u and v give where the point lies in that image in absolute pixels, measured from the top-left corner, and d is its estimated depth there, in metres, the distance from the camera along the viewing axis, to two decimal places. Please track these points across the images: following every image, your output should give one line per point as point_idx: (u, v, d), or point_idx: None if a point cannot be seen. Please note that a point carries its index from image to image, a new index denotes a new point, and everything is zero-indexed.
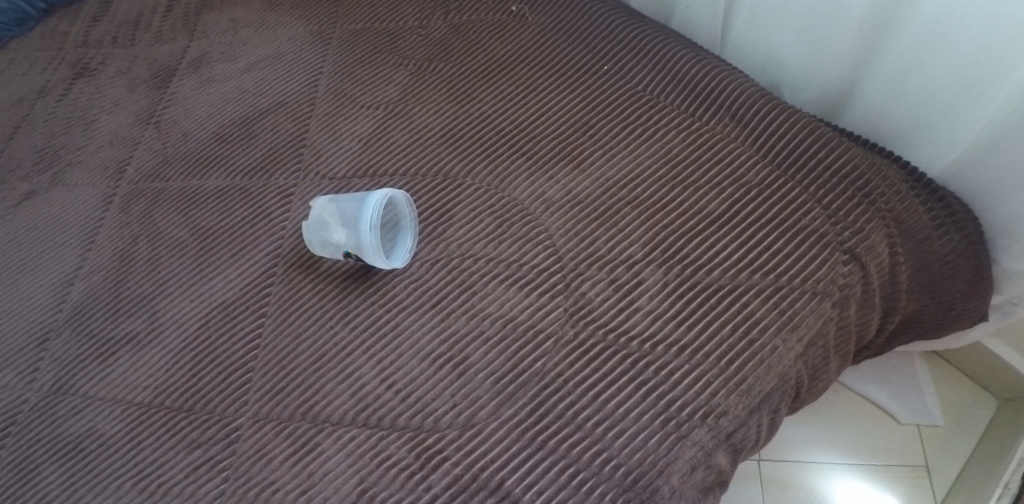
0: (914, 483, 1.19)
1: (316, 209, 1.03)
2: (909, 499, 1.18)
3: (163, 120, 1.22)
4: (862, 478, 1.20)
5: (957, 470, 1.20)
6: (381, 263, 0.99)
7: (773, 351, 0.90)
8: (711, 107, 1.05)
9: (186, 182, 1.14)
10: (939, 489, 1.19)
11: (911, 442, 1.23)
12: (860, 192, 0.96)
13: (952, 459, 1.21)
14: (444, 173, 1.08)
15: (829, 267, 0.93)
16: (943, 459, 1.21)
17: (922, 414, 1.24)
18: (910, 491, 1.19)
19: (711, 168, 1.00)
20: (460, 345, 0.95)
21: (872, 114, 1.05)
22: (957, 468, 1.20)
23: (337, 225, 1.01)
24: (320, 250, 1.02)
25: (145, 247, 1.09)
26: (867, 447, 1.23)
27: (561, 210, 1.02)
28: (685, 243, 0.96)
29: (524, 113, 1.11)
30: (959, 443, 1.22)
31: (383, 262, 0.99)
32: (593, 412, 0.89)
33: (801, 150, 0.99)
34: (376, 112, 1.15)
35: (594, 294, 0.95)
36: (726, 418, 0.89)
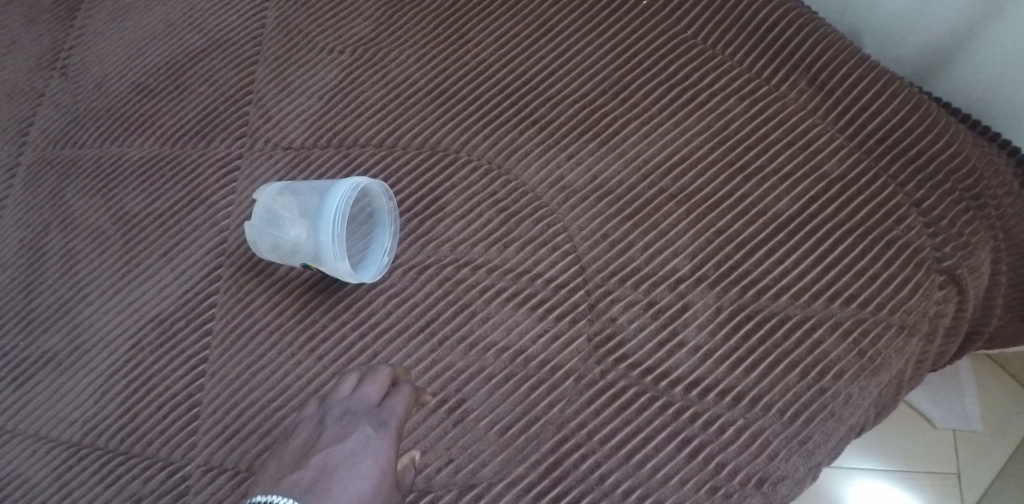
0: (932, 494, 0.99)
1: (265, 204, 0.81)
2: None
3: (72, 63, 0.96)
4: (879, 483, 1.00)
5: (989, 481, 0.98)
6: (349, 278, 0.78)
7: (847, 401, 0.73)
8: (784, 65, 0.82)
9: (102, 150, 0.90)
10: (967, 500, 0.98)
11: (934, 443, 1.00)
12: (967, 194, 0.76)
13: (986, 465, 0.99)
14: (431, 145, 0.85)
15: (922, 294, 0.74)
16: (975, 464, 0.99)
17: (958, 414, 1.00)
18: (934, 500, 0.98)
19: (781, 153, 0.80)
20: (456, 384, 0.76)
21: (980, 82, 0.82)
22: (990, 478, 0.98)
23: (292, 224, 0.79)
24: (274, 257, 0.81)
25: (57, 239, 0.88)
26: (879, 448, 1.01)
27: (584, 201, 0.81)
28: (744, 258, 0.77)
29: (535, 63, 0.87)
30: (995, 448, 0.99)
31: (349, 275, 0.77)
32: (622, 476, 0.72)
33: (896, 134, 0.78)
34: (342, 57, 0.90)
35: (627, 320, 0.76)
36: (784, 485, 0.72)
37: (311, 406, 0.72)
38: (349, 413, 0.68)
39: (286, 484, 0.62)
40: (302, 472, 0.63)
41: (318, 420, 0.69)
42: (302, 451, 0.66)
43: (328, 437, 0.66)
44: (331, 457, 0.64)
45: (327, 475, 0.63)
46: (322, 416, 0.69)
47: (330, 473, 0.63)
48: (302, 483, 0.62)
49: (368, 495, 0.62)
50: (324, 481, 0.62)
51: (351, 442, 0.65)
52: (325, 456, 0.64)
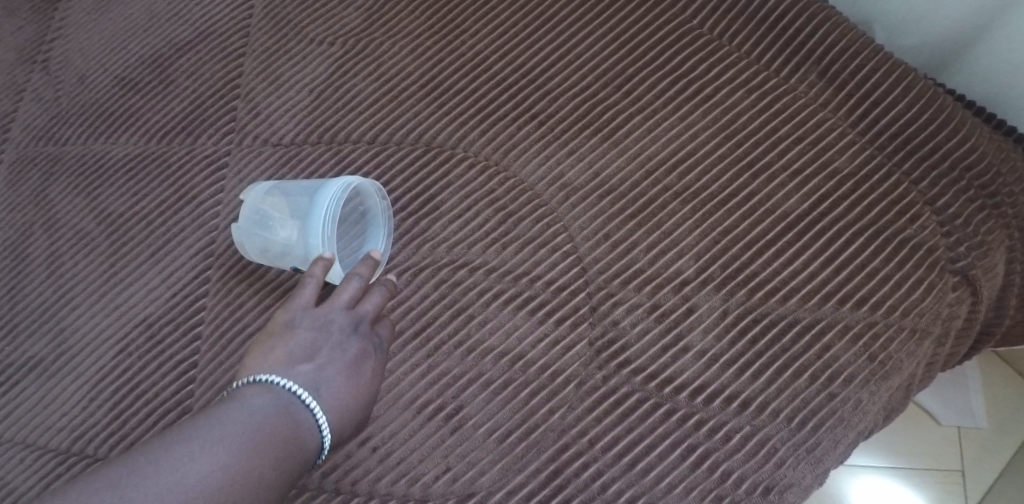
0: (936, 492, 0.96)
1: (252, 205, 0.78)
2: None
3: (53, 57, 0.93)
4: (880, 479, 0.97)
5: (994, 479, 0.96)
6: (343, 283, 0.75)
7: (857, 407, 0.71)
8: (794, 56, 0.79)
9: (86, 147, 0.88)
10: (969, 497, 0.96)
11: (936, 441, 0.98)
12: (983, 191, 0.74)
13: (990, 463, 0.96)
14: (426, 141, 0.82)
15: (936, 296, 0.72)
16: (979, 461, 0.97)
17: (962, 411, 0.98)
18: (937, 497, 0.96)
19: (790, 148, 0.77)
20: (454, 390, 0.74)
21: (995, 74, 0.79)
22: (995, 476, 0.96)
23: (281, 224, 0.77)
24: (263, 260, 0.78)
25: (41, 240, 0.85)
26: (880, 445, 0.98)
27: (585, 200, 0.78)
28: (752, 258, 0.74)
29: (533, 54, 0.83)
30: (999, 445, 0.97)
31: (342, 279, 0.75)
32: (625, 484, 0.70)
33: (911, 129, 0.75)
34: (333, 48, 0.87)
35: (630, 323, 0.74)
36: (791, 493, 0.70)
37: (307, 288, 0.71)
38: (351, 326, 0.70)
39: (289, 374, 0.66)
40: (302, 365, 0.67)
41: (316, 315, 0.70)
42: (305, 348, 0.68)
43: (327, 340, 0.69)
44: (329, 363, 0.68)
45: (325, 384, 0.67)
46: (325, 315, 0.70)
47: (328, 378, 0.67)
48: (307, 378, 0.66)
49: (355, 406, 0.68)
50: (321, 384, 0.66)
51: (349, 355, 0.69)
52: (324, 359, 0.68)
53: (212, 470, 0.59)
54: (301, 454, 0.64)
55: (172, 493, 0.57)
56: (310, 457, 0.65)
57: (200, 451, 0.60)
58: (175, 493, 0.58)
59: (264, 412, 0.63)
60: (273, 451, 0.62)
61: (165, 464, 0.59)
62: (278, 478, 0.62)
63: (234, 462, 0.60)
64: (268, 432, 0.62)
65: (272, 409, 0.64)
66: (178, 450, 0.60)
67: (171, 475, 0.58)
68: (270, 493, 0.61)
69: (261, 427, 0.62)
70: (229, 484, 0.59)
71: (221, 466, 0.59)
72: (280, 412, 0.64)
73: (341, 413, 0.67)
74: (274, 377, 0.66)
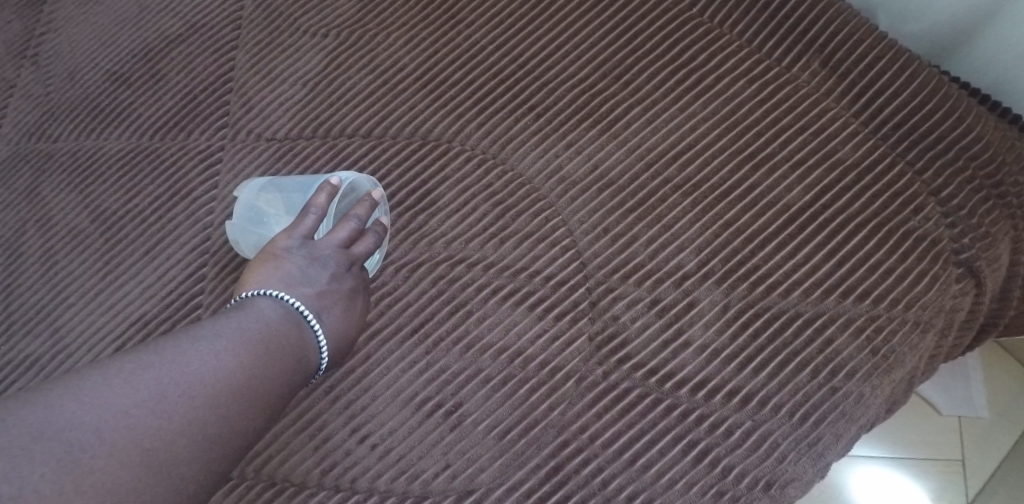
0: (937, 481, 0.96)
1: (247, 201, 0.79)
2: (934, 494, 0.95)
3: (43, 52, 0.92)
4: (881, 468, 0.97)
5: (994, 467, 0.96)
6: None
7: (859, 401, 0.70)
8: (797, 45, 0.77)
9: (79, 143, 0.87)
10: (970, 486, 0.95)
11: (938, 432, 0.98)
12: (988, 181, 0.73)
13: (991, 452, 0.96)
14: (422, 134, 0.81)
15: (939, 288, 0.71)
16: (980, 450, 0.96)
17: (964, 402, 0.97)
18: (938, 486, 0.95)
19: (793, 139, 0.76)
20: (453, 387, 0.74)
21: (1000, 60, 0.78)
22: (995, 464, 0.96)
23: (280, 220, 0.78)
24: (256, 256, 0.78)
25: (35, 237, 0.84)
26: (880, 434, 0.98)
27: (585, 193, 0.77)
28: (754, 251, 0.73)
29: (531, 45, 0.82)
30: (1000, 435, 0.97)
31: None
32: (625, 480, 0.70)
33: (915, 118, 0.74)
34: (326, 41, 0.85)
35: (630, 318, 0.73)
36: (793, 487, 0.69)
37: (308, 219, 0.74)
38: (347, 263, 0.73)
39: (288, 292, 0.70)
40: (303, 288, 0.70)
41: (315, 248, 0.73)
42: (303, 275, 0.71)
43: (324, 271, 0.72)
44: (328, 290, 0.71)
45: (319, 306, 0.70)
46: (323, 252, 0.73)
47: (327, 304, 0.70)
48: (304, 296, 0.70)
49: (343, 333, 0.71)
50: (321, 308, 0.70)
51: (345, 288, 0.72)
52: (323, 286, 0.71)
53: (225, 367, 0.62)
54: (302, 361, 0.68)
55: (189, 385, 0.60)
56: (310, 369, 0.69)
57: (211, 350, 0.63)
58: (197, 380, 0.61)
59: (267, 323, 0.67)
60: (281, 353, 0.66)
61: (178, 361, 0.61)
62: (283, 382, 0.65)
63: (245, 363, 0.63)
64: (272, 340, 0.66)
65: (274, 321, 0.68)
66: (189, 349, 0.62)
67: (187, 369, 0.61)
68: (276, 394, 0.65)
69: (269, 331, 0.66)
70: (246, 376, 0.63)
71: (233, 364, 0.62)
72: (282, 324, 0.68)
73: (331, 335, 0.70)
74: (279, 293, 0.69)
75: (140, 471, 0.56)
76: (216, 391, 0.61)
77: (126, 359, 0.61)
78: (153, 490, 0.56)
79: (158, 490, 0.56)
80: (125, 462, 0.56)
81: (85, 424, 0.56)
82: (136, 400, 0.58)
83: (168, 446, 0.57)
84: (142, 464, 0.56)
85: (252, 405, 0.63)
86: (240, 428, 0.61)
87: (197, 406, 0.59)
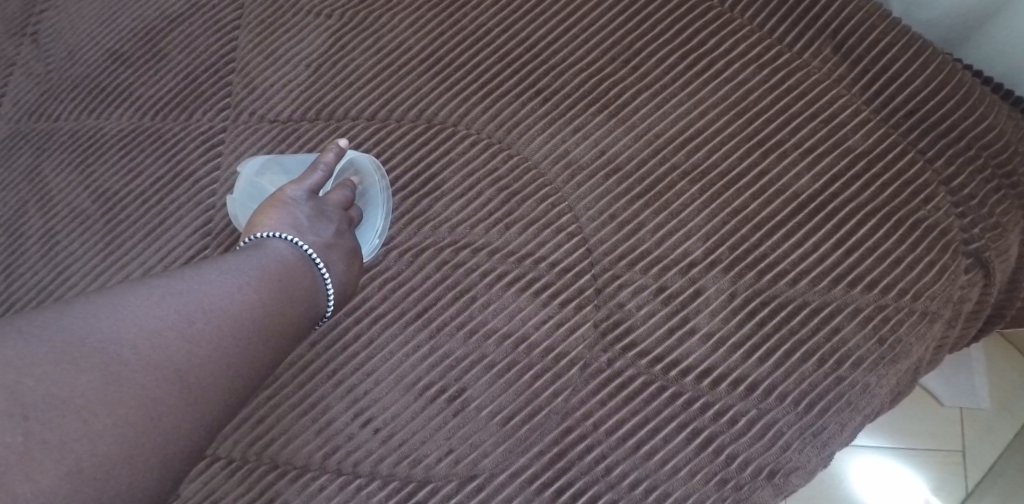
0: (938, 472, 0.96)
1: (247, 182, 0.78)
2: (935, 484, 0.95)
3: (42, 30, 0.91)
4: (881, 460, 0.97)
5: (995, 458, 0.96)
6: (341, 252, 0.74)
7: (864, 390, 0.70)
8: (809, 30, 0.76)
9: (79, 123, 0.86)
10: (971, 477, 0.95)
11: (939, 422, 0.97)
12: (999, 171, 0.72)
13: (991, 442, 0.96)
14: (427, 118, 0.80)
15: (948, 279, 0.71)
16: (980, 441, 0.96)
17: (966, 394, 0.96)
18: (938, 477, 0.96)
19: (803, 126, 0.75)
20: (456, 373, 0.73)
21: (1013, 50, 0.77)
22: (996, 455, 0.96)
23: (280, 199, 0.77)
24: None
25: (36, 217, 0.83)
26: (881, 426, 0.98)
27: (591, 179, 0.76)
28: (762, 240, 0.73)
29: (538, 28, 0.81)
30: (1001, 425, 0.96)
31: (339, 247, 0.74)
32: (628, 467, 0.70)
33: (928, 106, 0.73)
34: (329, 21, 0.84)
35: (635, 306, 0.73)
36: (796, 476, 0.69)
37: (315, 174, 0.74)
38: (345, 222, 0.74)
39: (301, 236, 0.69)
40: (313, 236, 0.69)
41: (318, 204, 0.73)
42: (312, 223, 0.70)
43: (328, 226, 0.72)
44: (334, 243, 0.71)
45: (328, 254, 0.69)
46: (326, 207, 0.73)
47: (335, 255, 0.70)
48: (316, 243, 0.69)
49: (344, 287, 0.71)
50: (330, 258, 0.69)
51: (349, 243, 0.72)
52: (329, 239, 0.70)
53: (252, 298, 0.61)
54: (314, 304, 0.67)
55: (219, 312, 0.58)
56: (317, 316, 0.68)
57: (235, 281, 0.61)
58: (226, 305, 0.59)
59: (282, 262, 0.66)
60: (298, 292, 0.65)
61: (204, 287, 0.59)
62: (299, 322, 0.65)
63: (268, 298, 0.62)
64: (288, 279, 0.65)
65: (290, 262, 0.66)
66: (214, 278, 0.60)
67: (215, 296, 0.59)
68: (291, 333, 0.64)
69: (285, 271, 0.65)
70: (271, 309, 0.62)
71: (258, 297, 0.61)
72: (296, 264, 0.67)
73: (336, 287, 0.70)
74: (291, 237, 0.68)
75: (174, 391, 0.54)
76: (244, 320, 0.59)
77: (149, 283, 0.58)
78: (185, 410, 0.54)
79: (194, 408, 0.55)
80: (159, 380, 0.53)
81: (118, 339, 0.53)
82: (169, 320, 0.56)
83: (200, 369, 0.56)
84: (176, 383, 0.54)
85: (272, 338, 0.62)
86: (262, 361, 0.60)
87: (227, 333, 0.58)
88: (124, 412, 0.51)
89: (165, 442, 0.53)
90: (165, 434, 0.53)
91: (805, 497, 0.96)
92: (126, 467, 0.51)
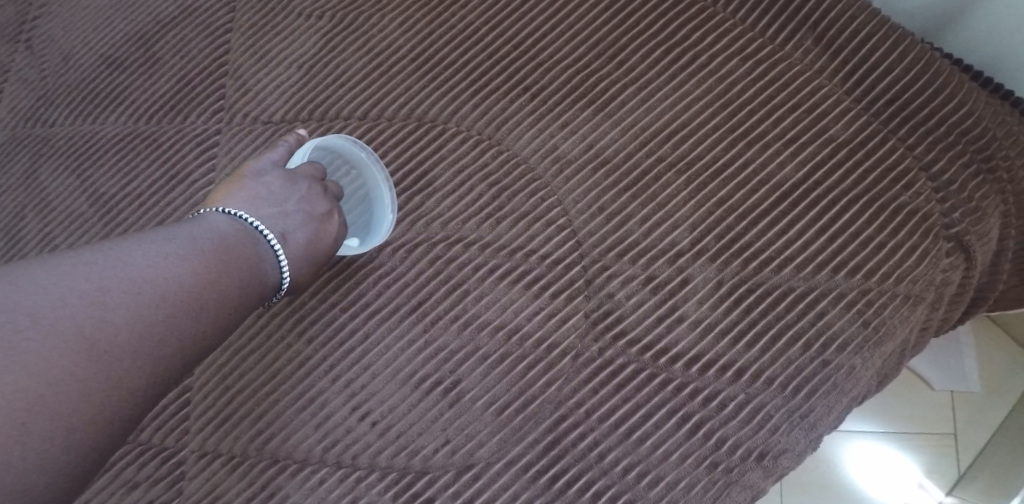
0: (931, 455, 0.98)
1: None
2: (929, 467, 0.97)
3: (36, 35, 0.92)
4: (876, 446, 0.98)
5: (986, 440, 0.97)
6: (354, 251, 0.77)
7: (850, 373, 0.71)
8: (790, 22, 0.78)
9: (76, 127, 0.87)
10: (963, 459, 0.97)
11: (929, 403, 0.99)
12: (978, 156, 0.73)
13: (982, 424, 0.98)
14: (419, 116, 0.81)
15: (929, 262, 0.72)
16: (971, 424, 0.98)
17: (954, 372, 0.99)
18: (932, 460, 0.98)
19: (786, 117, 0.76)
20: (451, 365, 0.75)
21: (991, 37, 0.78)
22: (987, 437, 0.97)
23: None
24: None
25: (35, 221, 0.84)
26: (875, 412, 1.00)
27: (579, 173, 0.78)
28: (747, 228, 0.74)
29: (526, 26, 0.82)
30: (991, 407, 0.98)
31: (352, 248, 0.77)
32: (621, 453, 0.71)
33: (907, 95, 0.75)
34: (320, 23, 0.86)
35: (625, 295, 0.74)
36: (785, 458, 0.71)
37: (278, 150, 0.77)
38: (314, 192, 0.74)
39: (252, 205, 0.70)
40: (266, 204, 0.71)
41: (283, 174, 0.74)
42: (271, 191, 0.72)
43: (289, 195, 0.73)
44: (292, 212, 0.72)
45: (283, 220, 0.71)
46: (291, 177, 0.74)
47: (290, 223, 0.71)
48: (266, 211, 0.71)
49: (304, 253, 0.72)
50: (284, 226, 0.71)
51: (311, 211, 0.73)
52: (286, 208, 0.72)
53: (202, 271, 0.62)
54: (259, 277, 0.67)
55: (168, 285, 0.60)
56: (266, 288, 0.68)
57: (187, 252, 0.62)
58: (154, 278, 0.59)
59: (222, 237, 0.66)
60: (237, 267, 0.65)
61: (154, 258, 0.60)
62: (238, 294, 0.65)
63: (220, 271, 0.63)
64: (226, 253, 0.65)
65: (230, 236, 0.67)
66: (145, 251, 0.61)
67: (142, 270, 0.59)
68: (230, 305, 0.64)
69: (227, 240, 0.66)
70: (203, 282, 0.62)
71: (209, 270, 0.63)
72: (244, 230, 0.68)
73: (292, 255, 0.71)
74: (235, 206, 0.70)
75: (120, 363, 0.56)
76: (188, 292, 0.61)
77: (101, 249, 0.59)
78: (105, 381, 0.56)
79: (115, 379, 0.56)
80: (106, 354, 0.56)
81: (66, 312, 0.55)
82: (118, 293, 0.57)
83: (123, 342, 0.57)
84: (96, 355, 0.55)
85: (205, 313, 0.62)
86: (212, 332, 0.62)
87: (175, 308, 0.60)
88: (68, 384, 0.54)
89: (86, 411, 0.55)
90: (85, 405, 0.54)
91: (800, 483, 0.98)
92: (70, 435, 0.54)
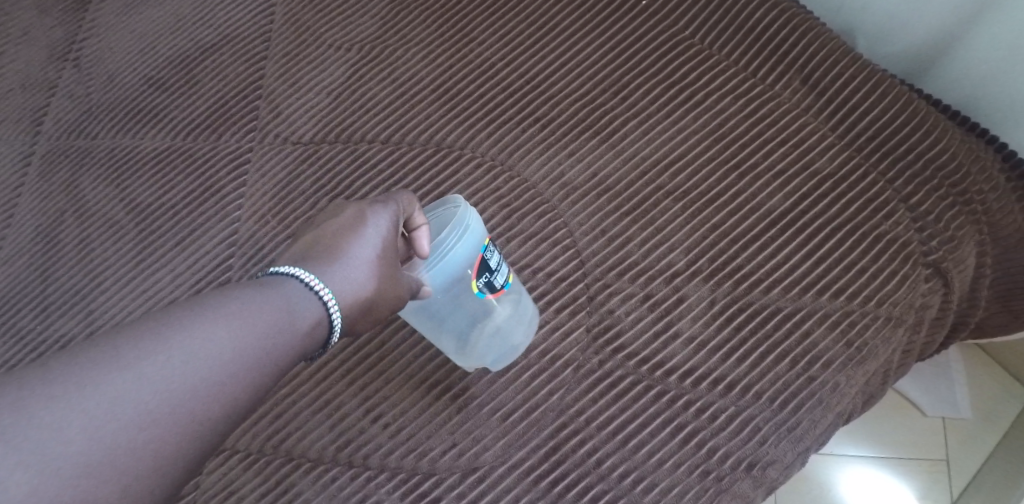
0: (925, 482, 1.01)
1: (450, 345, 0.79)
2: (923, 494, 1.01)
3: (84, 56, 1.00)
4: (873, 473, 1.02)
5: (977, 469, 1.01)
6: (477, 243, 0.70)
7: (834, 389, 0.76)
8: (780, 65, 0.85)
9: (115, 141, 0.93)
10: (955, 487, 1.01)
11: (925, 433, 1.03)
12: (954, 190, 0.79)
13: (974, 454, 1.02)
14: (437, 142, 0.87)
15: (908, 287, 0.78)
16: (964, 453, 1.02)
17: (945, 398, 1.03)
18: (926, 487, 1.01)
19: (775, 151, 0.83)
20: (460, 373, 0.80)
21: (965, 82, 0.85)
22: (978, 466, 1.01)
23: (521, 325, 0.79)
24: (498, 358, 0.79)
25: (72, 227, 0.90)
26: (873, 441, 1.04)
27: (584, 197, 0.84)
28: (738, 252, 0.80)
29: (538, 62, 0.89)
30: (982, 438, 1.02)
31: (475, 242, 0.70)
32: (618, 460, 0.75)
33: (887, 133, 0.81)
34: (348, 54, 0.93)
35: (624, 312, 0.79)
36: (774, 469, 0.74)
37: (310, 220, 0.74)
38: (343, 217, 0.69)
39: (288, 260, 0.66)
40: (302, 253, 0.67)
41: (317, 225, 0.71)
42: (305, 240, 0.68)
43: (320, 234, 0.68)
44: (326, 244, 0.67)
45: (321, 252, 0.66)
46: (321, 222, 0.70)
47: (330, 251, 0.66)
48: (302, 255, 0.66)
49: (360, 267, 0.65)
50: (325, 258, 0.65)
51: (345, 231, 0.67)
52: (318, 245, 0.67)
53: (249, 342, 0.59)
54: (314, 322, 0.62)
55: (216, 366, 0.58)
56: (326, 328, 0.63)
57: (215, 325, 0.59)
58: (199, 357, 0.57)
59: (271, 294, 0.61)
60: (289, 322, 0.61)
61: (178, 339, 0.57)
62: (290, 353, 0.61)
63: (255, 348, 0.59)
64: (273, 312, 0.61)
65: (277, 289, 0.62)
66: (192, 329, 0.58)
67: (187, 351, 0.57)
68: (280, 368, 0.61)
69: (268, 293, 0.62)
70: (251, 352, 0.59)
71: (237, 344, 0.59)
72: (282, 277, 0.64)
73: (344, 276, 0.65)
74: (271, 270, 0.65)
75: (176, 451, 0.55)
76: (236, 367, 0.58)
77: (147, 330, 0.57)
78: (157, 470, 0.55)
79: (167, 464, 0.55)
80: (144, 446, 0.54)
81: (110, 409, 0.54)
82: (172, 377, 0.56)
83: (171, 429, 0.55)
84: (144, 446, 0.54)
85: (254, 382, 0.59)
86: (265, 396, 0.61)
87: (223, 389, 0.58)
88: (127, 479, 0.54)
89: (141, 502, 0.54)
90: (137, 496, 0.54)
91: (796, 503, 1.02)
92: None
